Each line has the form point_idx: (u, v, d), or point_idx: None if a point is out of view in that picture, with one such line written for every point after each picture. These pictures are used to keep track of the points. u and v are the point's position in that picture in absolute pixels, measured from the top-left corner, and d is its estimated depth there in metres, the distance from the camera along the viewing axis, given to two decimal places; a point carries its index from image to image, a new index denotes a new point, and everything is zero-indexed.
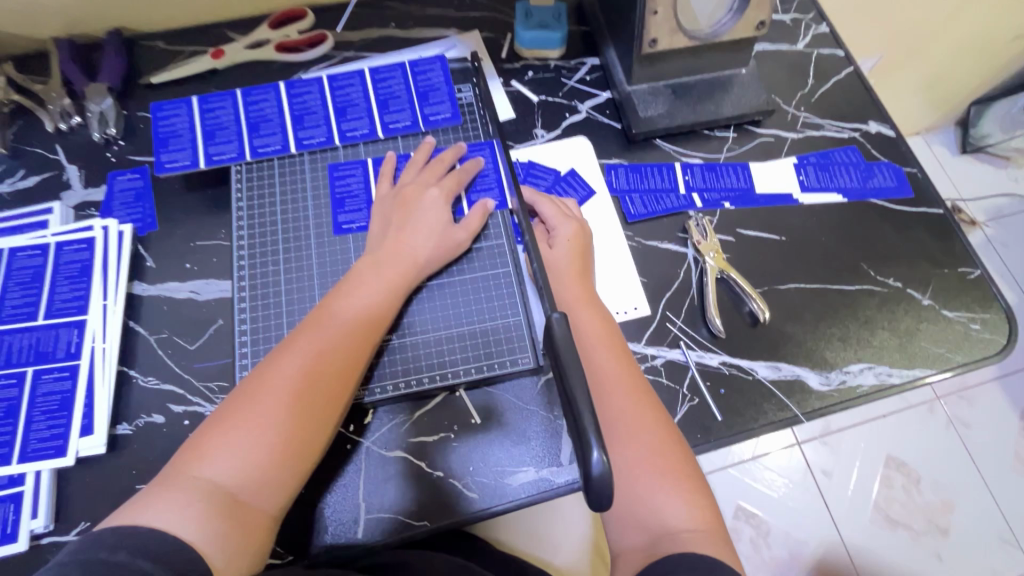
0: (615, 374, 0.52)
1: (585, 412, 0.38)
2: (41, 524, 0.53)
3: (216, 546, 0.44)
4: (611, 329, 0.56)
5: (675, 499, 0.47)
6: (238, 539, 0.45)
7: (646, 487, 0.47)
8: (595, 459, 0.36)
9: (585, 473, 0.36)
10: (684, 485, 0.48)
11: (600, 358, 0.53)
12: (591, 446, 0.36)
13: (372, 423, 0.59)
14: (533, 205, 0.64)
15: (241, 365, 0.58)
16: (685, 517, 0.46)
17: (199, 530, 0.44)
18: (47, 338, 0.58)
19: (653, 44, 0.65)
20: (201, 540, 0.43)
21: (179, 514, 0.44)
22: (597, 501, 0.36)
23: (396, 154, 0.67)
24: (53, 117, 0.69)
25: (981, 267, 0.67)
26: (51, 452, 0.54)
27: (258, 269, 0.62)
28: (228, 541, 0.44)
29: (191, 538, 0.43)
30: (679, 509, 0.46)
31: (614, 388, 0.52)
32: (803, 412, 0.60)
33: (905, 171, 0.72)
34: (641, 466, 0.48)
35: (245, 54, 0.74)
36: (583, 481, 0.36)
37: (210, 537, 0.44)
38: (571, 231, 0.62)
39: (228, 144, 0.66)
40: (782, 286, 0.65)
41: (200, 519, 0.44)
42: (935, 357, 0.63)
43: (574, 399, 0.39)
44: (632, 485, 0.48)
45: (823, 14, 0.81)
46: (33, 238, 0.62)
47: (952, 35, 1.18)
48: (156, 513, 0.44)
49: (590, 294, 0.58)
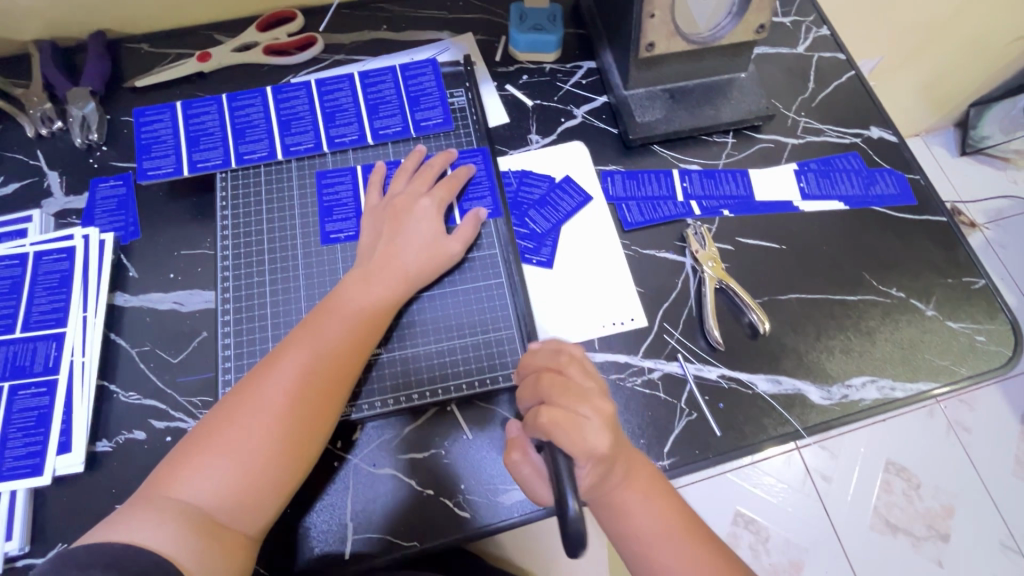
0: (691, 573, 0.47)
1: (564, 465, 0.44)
2: (16, 546, 0.51)
3: (194, 562, 0.43)
4: (673, 511, 0.49)
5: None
6: (214, 559, 0.44)
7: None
8: (572, 503, 0.41)
9: (562, 516, 0.41)
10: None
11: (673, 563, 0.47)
12: (568, 493, 0.42)
13: (360, 440, 0.57)
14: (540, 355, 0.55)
15: (224, 379, 0.56)
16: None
17: (177, 546, 0.42)
18: (24, 351, 0.56)
19: (650, 48, 0.63)
20: (178, 556, 0.42)
21: (157, 529, 0.43)
22: (572, 545, 0.40)
23: (386, 161, 0.65)
24: (34, 122, 0.67)
25: (986, 276, 0.66)
26: (27, 471, 0.53)
27: (243, 280, 0.60)
28: (205, 560, 0.43)
29: (168, 553, 0.42)
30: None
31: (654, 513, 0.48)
32: (804, 427, 0.59)
33: (907, 178, 0.70)
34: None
35: (232, 57, 0.72)
36: (560, 527, 0.41)
37: (187, 554, 0.43)
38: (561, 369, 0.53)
39: (212, 151, 0.64)
40: (782, 297, 0.64)
41: (178, 536, 0.43)
42: (938, 369, 0.61)
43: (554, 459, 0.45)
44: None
45: (824, 16, 0.80)
46: (11, 247, 0.61)
47: (953, 35, 1.16)
48: (133, 528, 0.43)
49: (643, 469, 0.51)
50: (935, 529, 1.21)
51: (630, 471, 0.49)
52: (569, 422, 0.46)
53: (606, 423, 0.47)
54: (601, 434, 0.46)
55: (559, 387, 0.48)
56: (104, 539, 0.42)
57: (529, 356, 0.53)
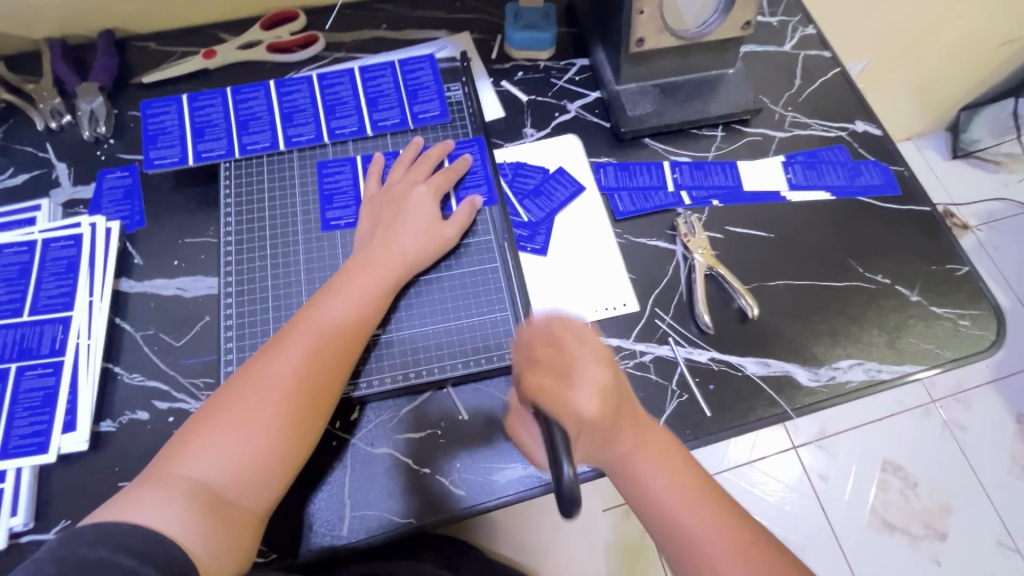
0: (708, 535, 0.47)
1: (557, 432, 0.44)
2: (21, 522, 0.52)
3: (202, 539, 0.44)
4: (689, 476, 0.50)
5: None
6: (222, 537, 0.45)
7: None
8: (566, 471, 0.42)
9: (557, 481, 0.42)
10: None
11: (690, 526, 0.48)
12: (562, 460, 0.42)
13: (359, 420, 0.58)
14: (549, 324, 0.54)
15: (227, 360, 0.58)
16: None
17: (187, 526, 0.44)
18: (31, 334, 0.58)
19: (640, 44, 0.66)
20: (186, 535, 0.43)
21: (165, 508, 0.44)
22: (567, 509, 0.41)
23: (386, 153, 0.67)
24: (44, 116, 0.69)
25: (970, 264, 0.67)
26: (33, 449, 0.54)
27: (245, 265, 0.62)
28: (214, 538, 0.44)
29: (176, 532, 0.43)
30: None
31: (670, 486, 0.49)
32: (793, 408, 0.60)
33: (892, 169, 0.72)
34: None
35: (236, 54, 0.74)
36: (555, 490, 0.42)
37: (196, 531, 0.44)
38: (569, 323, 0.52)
39: (217, 142, 0.66)
40: (770, 283, 0.65)
41: (186, 514, 0.44)
42: (924, 353, 0.63)
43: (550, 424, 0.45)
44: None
45: (810, 16, 0.82)
46: (20, 235, 0.62)
47: (941, 40, 1.19)
48: (142, 507, 0.44)
49: (657, 436, 0.51)
50: (933, 528, 1.21)
51: (640, 436, 0.50)
52: (555, 394, 0.48)
53: (602, 388, 0.49)
54: (591, 397, 0.48)
55: (549, 357, 0.51)
56: (112, 517, 0.43)
57: (528, 326, 0.52)
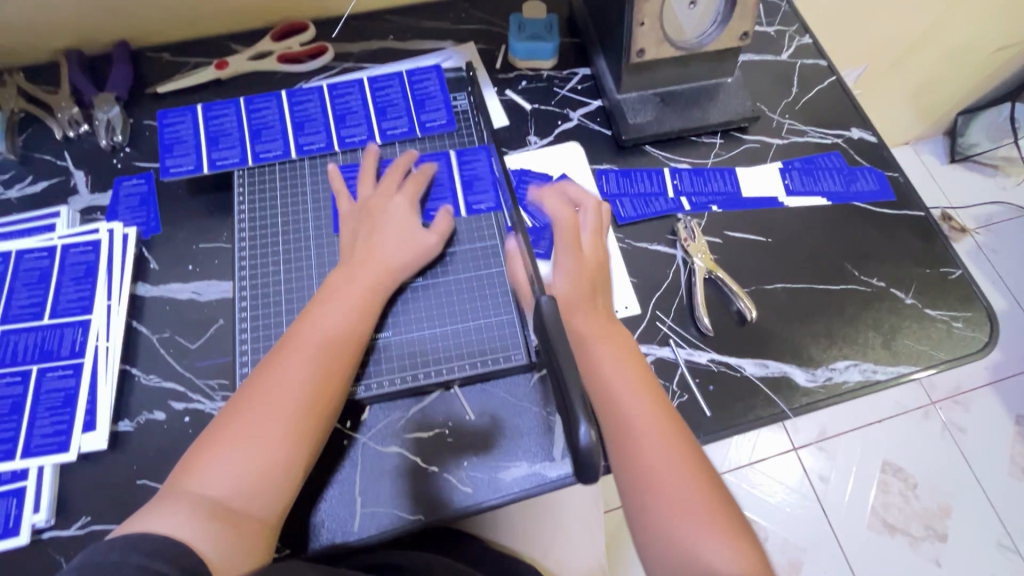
0: (644, 413, 0.52)
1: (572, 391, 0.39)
2: (43, 518, 0.54)
3: (217, 548, 0.46)
4: (640, 366, 0.56)
5: (717, 543, 0.47)
6: (235, 544, 0.47)
7: (685, 534, 0.47)
8: (583, 432, 0.37)
9: (574, 447, 0.37)
10: (723, 527, 0.48)
11: (630, 402, 0.53)
12: (578, 419, 0.37)
13: (368, 419, 0.60)
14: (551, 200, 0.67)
15: (241, 362, 0.60)
16: (730, 562, 0.46)
17: (201, 535, 0.45)
18: (52, 337, 0.60)
19: (641, 55, 0.68)
20: (200, 544, 0.45)
21: (178, 521, 0.46)
22: (587, 473, 0.37)
23: (342, 168, 0.68)
24: (62, 125, 0.71)
25: (963, 267, 0.69)
26: (54, 448, 0.56)
27: (259, 270, 0.64)
28: (228, 545, 0.46)
29: (191, 542, 0.45)
30: (724, 555, 0.46)
31: (618, 374, 0.54)
32: (791, 408, 0.62)
33: (887, 175, 0.74)
34: (678, 512, 0.48)
35: (247, 64, 0.76)
36: (571, 453, 0.37)
37: (209, 540, 0.46)
38: (592, 215, 0.64)
39: (230, 150, 0.68)
40: (769, 286, 0.67)
41: (199, 524, 0.46)
42: (918, 354, 0.64)
43: (564, 383, 0.40)
44: (673, 534, 0.48)
45: (807, 26, 0.84)
46: (40, 241, 0.64)
47: (936, 46, 1.21)
48: (156, 522, 0.46)
49: (615, 330, 0.58)
50: (933, 529, 1.23)
51: (601, 323, 0.57)
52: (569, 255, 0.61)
53: (584, 270, 0.61)
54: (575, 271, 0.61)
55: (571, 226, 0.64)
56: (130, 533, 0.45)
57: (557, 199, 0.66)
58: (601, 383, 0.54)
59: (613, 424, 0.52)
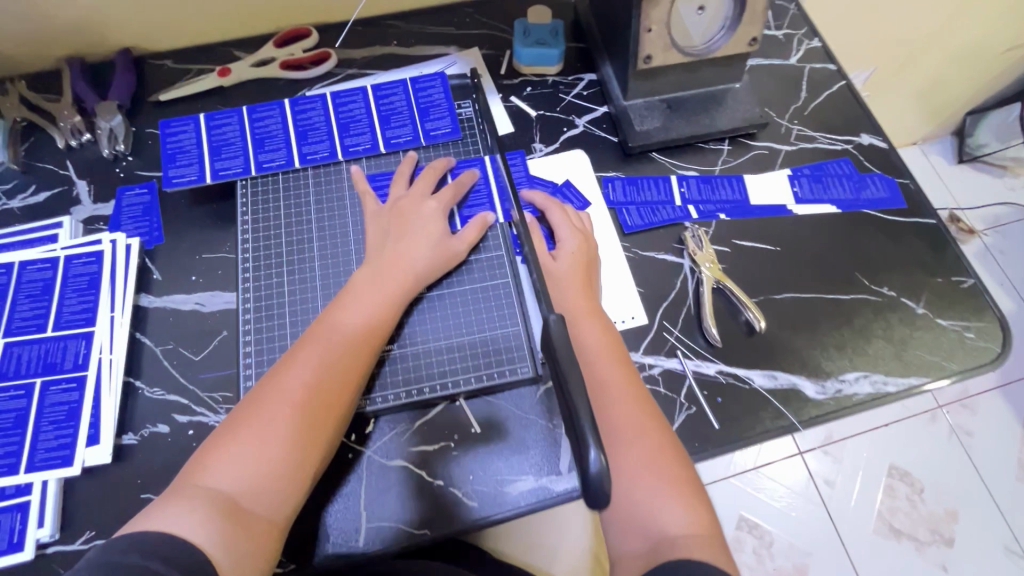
0: (619, 382, 0.54)
1: (582, 411, 0.38)
2: (47, 533, 0.54)
3: (225, 547, 0.44)
4: (618, 340, 0.58)
5: (675, 506, 0.48)
6: (243, 545, 0.45)
7: (644, 493, 0.48)
8: (593, 458, 0.36)
9: (583, 474, 0.36)
10: (681, 491, 0.49)
11: (606, 372, 0.54)
12: (588, 444, 0.36)
13: (373, 432, 0.59)
14: (546, 212, 0.66)
15: (245, 375, 0.59)
16: (684, 524, 0.47)
17: (209, 532, 0.44)
18: (55, 349, 0.59)
19: (648, 61, 0.67)
20: (207, 539, 0.44)
21: (189, 516, 0.44)
22: (595, 502, 0.36)
23: (365, 173, 0.68)
24: (64, 135, 0.71)
25: (974, 276, 0.68)
26: (58, 462, 0.55)
27: (263, 281, 0.63)
28: (236, 545, 0.45)
29: (197, 537, 0.43)
30: (679, 518, 0.47)
31: (596, 345, 0.56)
32: (800, 420, 0.61)
33: (898, 182, 0.73)
34: (640, 473, 0.49)
35: (250, 72, 0.75)
36: (580, 479, 0.36)
37: (218, 538, 0.44)
38: (577, 245, 0.63)
39: (233, 159, 0.67)
40: (778, 296, 0.66)
41: (209, 521, 0.44)
42: (929, 365, 0.64)
43: (571, 397, 0.39)
44: (633, 492, 0.48)
45: (815, 29, 0.83)
46: (43, 251, 0.64)
47: (945, 46, 1.19)
48: (166, 517, 0.44)
49: (596, 306, 0.60)
50: (940, 533, 1.22)
51: (584, 298, 0.60)
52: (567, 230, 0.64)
53: (580, 251, 0.63)
54: (569, 253, 0.62)
55: (565, 217, 0.65)
56: (138, 529, 0.44)
57: (542, 198, 0.67)
58: (582, 352, 0.56)
59: (590, 390, 0.54)
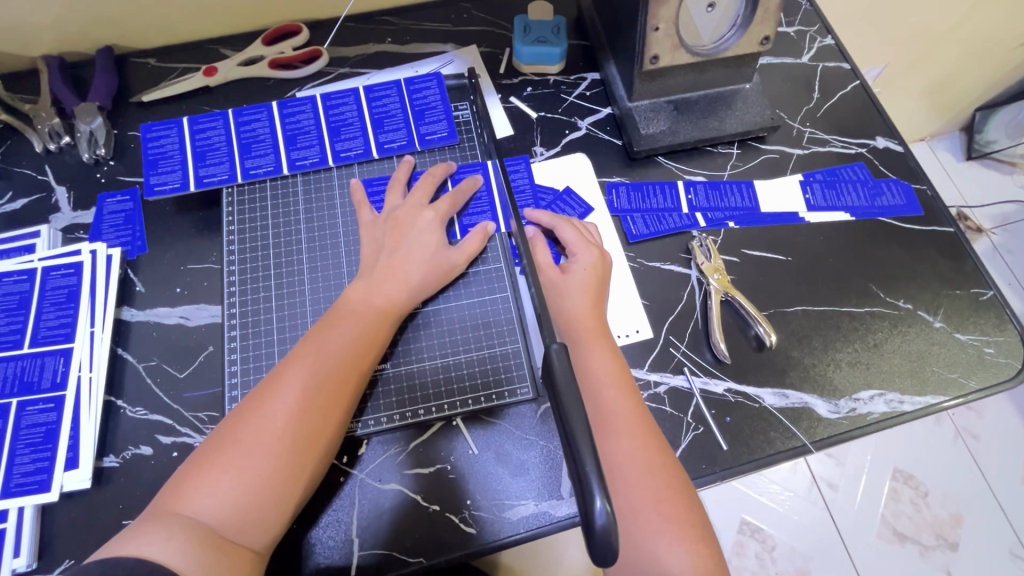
0: (623, 412, 0.51)
1: (585, 453, 0.35)
2: (23, 563, 0.51)
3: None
4: (622, 364, 0.55)
5: (679, 547, 0.47)
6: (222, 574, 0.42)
7: (648, 535, 0.47)
8: (599, 508, 0.33)
9: (586, 523, 0.34)
10: (686, 531, 0.47)
11: (610, 401, 0.52)
12: (594, 495, 0.34)
13: (366, 454, 0.57)
14: (554, 228, 0.63)
15: (231, 396, 0.56)
16: (687, 565, 0.46)
17: (189, 562, 0.41)
18: (32, 367, 0.57)
19: (655, 61, 0.63)
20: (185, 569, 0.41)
21: (165, 543, 0.42)
22: (599, 554, 0.33)
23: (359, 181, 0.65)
24: (42, 138, 0.67)
25: (994, 287, 0.65)
26: (34, 487, 0.53)
27: (250, 295, 0.60)
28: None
29: (176, 567, 0.41)
30: (683, 561, 0.46)
31: (600, 368, 0.54)
32: (812, 441, 0.58)
33: (914, 189, 0.70)
34: (645, 513, 0.48)
35: (237, 71, 0.72)
36: (584, 530, 0.34)
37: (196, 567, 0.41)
38: (592, 259, 0.60)
39: (219, 165, 0.64)
40: (789, 309, 0.64)
41: (186, 548, 0.42)
42: (948, 383, 0.61)
43: (573, 434, 0.36)
44: (635, 531, 0.47)
45: (829, 26, 0.80)
46: (19, 263, 0.61)
47: (957, 41, 1.15)
48: (140, 543, 0.42)
49: (601, 325, 0.57)
50: (944, 537, 1.19)
51: (590, 317, 0.57)
52: (575, 247, 0.61)
53: (593, 269, 0.60)
54: (581, 270, 0.59)
55: (577, 232, 0.62)
56: (112, 555, 0.41)
57: (549, 212, 0.63)
58: (585, 378, 0.53)
59: (593, 419, 0.51)
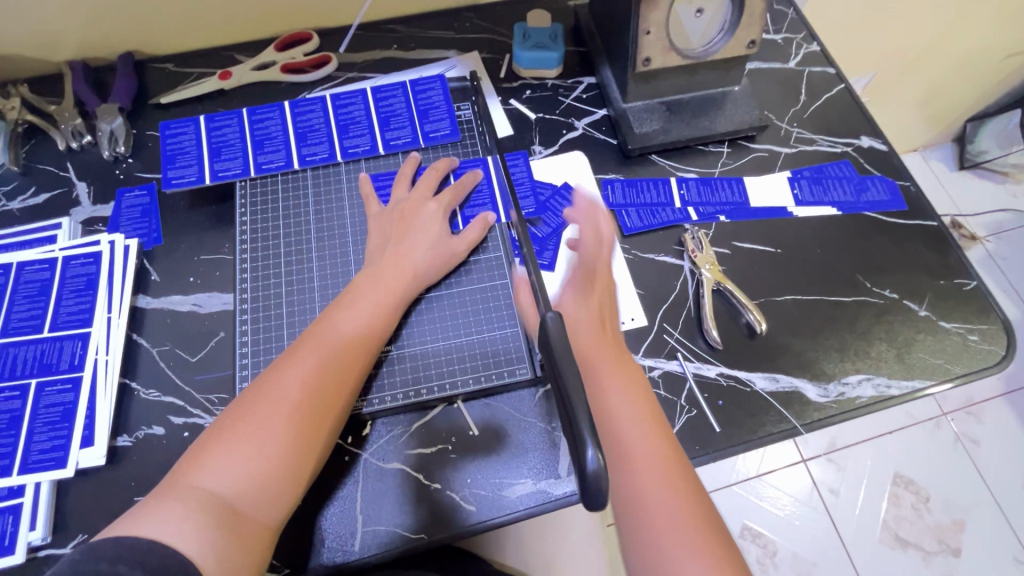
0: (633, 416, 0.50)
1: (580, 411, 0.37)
2: (39, 536, 0.53)
3: (218, 551, 0.43)
4: (632, 367, 0.54)
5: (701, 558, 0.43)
6: (234, 549, 0.44)
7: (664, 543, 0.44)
8: (590, 456, 0.35)
9: (581, 471, 0.36)
10: (706, 539, 0.44)
11: (618, 403, 0.51)
12: (585, 443, 0.36)
13: (371, 435, 0.59)
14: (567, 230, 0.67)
15: (241, 376, 0.59)
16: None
17: (203, 537, 0.43)
18: (51, 350, 0.59)
19: (647, 63, 0.67)
20: (199, 548, 0.42)
21: (181, 519, 0.43)
22: (592, 499, 0.35)
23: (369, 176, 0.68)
24: (65, 137, 0.71)
25: (977, 278, 0.67)
26: (52, 464, 0.55)
27: (261, 283, 0.63)
28: (229, 549, 0.44)
29: (189, 544, 0.42)
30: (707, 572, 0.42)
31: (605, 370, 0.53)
32: (802, 424, 0.60)
33: (898, 185, 0.73)
34: (660, 520, 0.45)
35: (250, 75, 0.76)
36: (578, 478, 0.36)
37: (212, 540, 0.43)
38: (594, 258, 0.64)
39: (232, 161, 0.68)
40: (779, 297, 0.66)
41: (200, 523, 0.43)
42: (933, 368, 0.63)
43: (571, 401, 0.38)
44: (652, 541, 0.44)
45: (814, 33, 0.83)
46: (41, 252, 0.64)
47: (943, 54, 1.19)
48: (157, 520, 0.43)
49: (606, 327, 0.57)
50: (946, 543, 1.19)
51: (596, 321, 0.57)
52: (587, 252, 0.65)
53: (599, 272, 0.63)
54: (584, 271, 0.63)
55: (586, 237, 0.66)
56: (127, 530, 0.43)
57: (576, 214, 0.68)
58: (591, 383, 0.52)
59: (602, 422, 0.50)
